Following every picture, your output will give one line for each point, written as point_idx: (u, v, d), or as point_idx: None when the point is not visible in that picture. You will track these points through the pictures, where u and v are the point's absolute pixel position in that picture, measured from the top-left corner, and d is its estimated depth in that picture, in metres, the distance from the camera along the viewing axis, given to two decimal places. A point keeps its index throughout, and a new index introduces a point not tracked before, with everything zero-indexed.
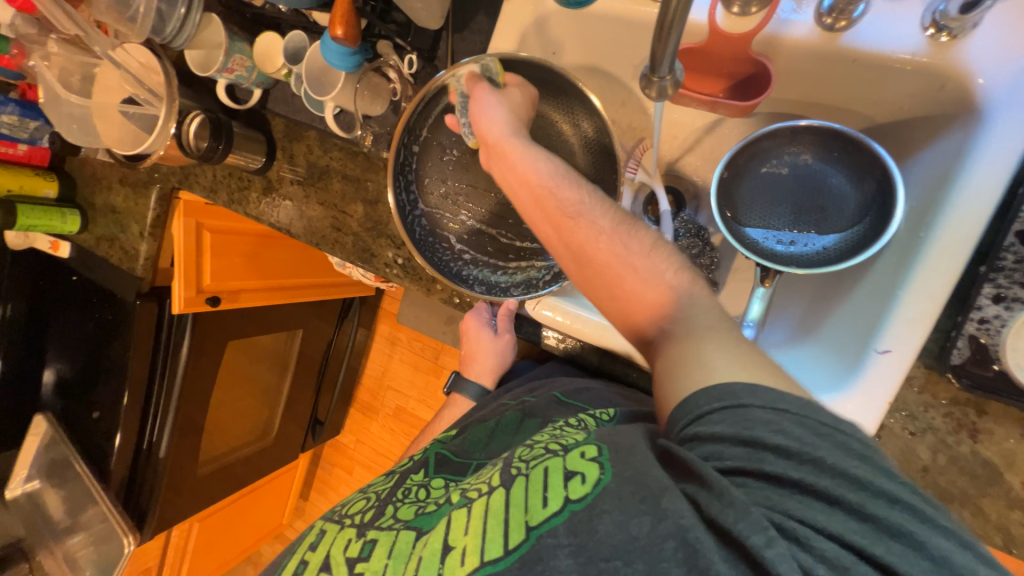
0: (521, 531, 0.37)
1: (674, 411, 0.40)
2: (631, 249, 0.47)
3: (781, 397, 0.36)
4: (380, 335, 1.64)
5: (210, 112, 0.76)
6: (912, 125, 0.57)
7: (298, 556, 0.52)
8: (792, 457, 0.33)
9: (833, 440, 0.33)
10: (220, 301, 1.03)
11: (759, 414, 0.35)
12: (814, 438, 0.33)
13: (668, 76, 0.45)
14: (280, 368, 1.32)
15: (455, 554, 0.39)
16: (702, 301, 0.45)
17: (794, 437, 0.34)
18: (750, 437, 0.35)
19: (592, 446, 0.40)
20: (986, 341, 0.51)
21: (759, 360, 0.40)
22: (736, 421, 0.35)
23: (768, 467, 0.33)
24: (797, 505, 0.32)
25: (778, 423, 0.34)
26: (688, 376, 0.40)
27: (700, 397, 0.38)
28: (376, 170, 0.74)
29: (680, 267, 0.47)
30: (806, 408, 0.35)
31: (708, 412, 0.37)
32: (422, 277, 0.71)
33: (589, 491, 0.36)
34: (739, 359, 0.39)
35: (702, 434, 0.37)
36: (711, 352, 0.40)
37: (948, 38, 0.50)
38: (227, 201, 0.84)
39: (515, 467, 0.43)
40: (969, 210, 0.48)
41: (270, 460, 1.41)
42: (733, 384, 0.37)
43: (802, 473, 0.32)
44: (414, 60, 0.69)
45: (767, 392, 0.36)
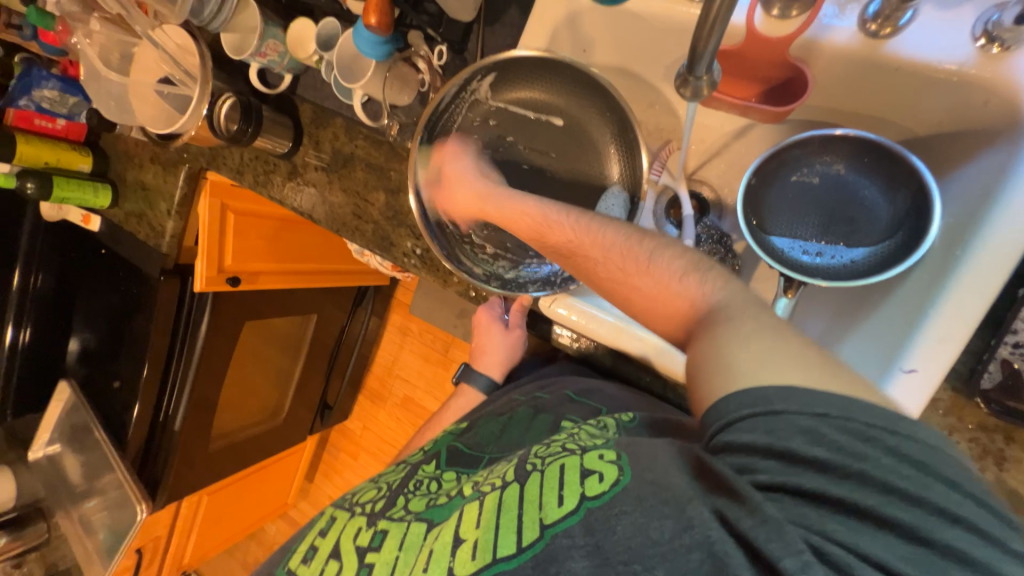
0: (536, 529, 0.38)
1: (706, 415, 0.37)
2: (630, 259, 0.47)
3: (820, 399, 0.33)
4: (392, 324, 1.66)
5: (241, 95, 0.77)
6: (950, 141, 0.54)
7: (310, 537, 0.55)
8: (833, 471, 0.31)
9: (878, 444, 0.31)
10: (240, 282, 1.06)
11: (796, 422, 0.33)
12: (858, 446, 0.31)
13: (704, 77, 0.45)
14: (292, 351, 1.34)
15: (466, 548, 0.40)
16: (720, 289, 0.43)
17: (836, 448, 0.31)
18: (785, 448, 0.32)
19: (612, 450, 0.40)
20: (1021, 367, 0.48)
21: (799, 354, 0.36)
22: (769, 431, 0.33)
23: (805, 484, 0.31)
24: (839, 525, 0.30)
25: (818, 430, 0.32)
26: (718, 375, 0.37)
27: (732, 400, 0.35)
28: (400, 159, 0.74)
29: (687, 266, 0.45)
30: (849, 407, 0.32)
31: (739, 418, 0.35)
32: (439, 268, 0.72)
33: (607, 489, 0.36)
34: (775, 357, 0.36)
35: (732, 442, 0.34)
36: (736, 350, 0.38)
37: (1000, 49, 0.48)
38: (253, 183, 0.86)
39: (531, 463, 0.44)
40: (1007, 232, 0.47)
41: (277, 440, 1.43)
42: (766, 387, 0.35)
43: (843, 489, 0.31)
44: (443, 52, 0.70)
45: (804, 393, 0.33)
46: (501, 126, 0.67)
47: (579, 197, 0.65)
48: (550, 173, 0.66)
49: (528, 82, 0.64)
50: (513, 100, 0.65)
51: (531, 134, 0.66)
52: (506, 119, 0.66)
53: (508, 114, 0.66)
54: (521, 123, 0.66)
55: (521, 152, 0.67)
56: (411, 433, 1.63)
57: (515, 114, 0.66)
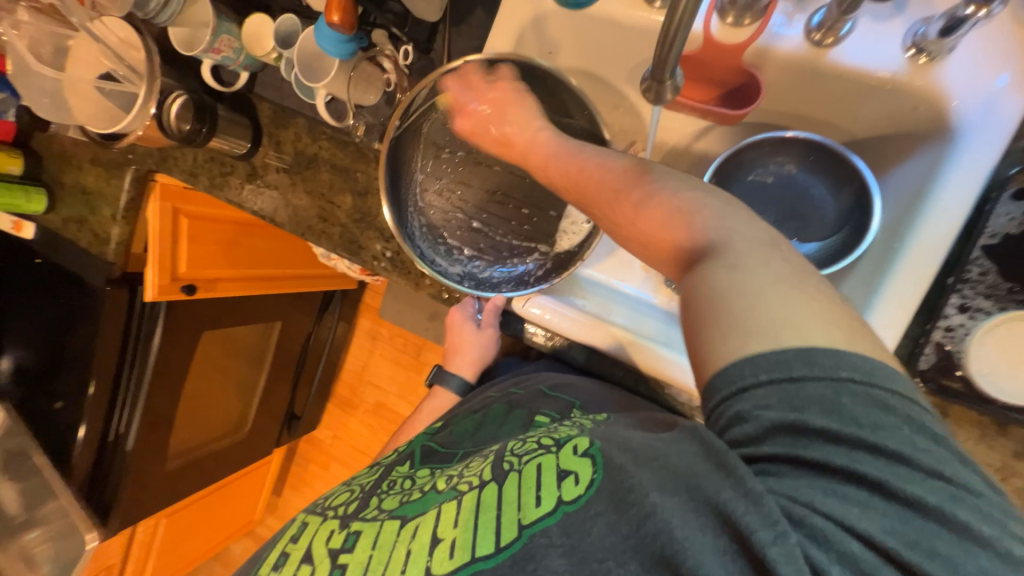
0: (513, 529, 0.39)
1: (713, 378, 0.35)
2: (623, 209, 0.45)
3: (846, 363, 0.31)
4: (361, 329, 1.62)
5: (192, 93, 0.74)
6: (888, 143, 0.59)
7: (279, 548, 0.52)
8: (841, 442, 0.31)
9: (897, 416, 0.31)
10: (196, 290, 1.00)
11: (811, 390, 0.31)
12: (873, 416, 0.31)
13: (668, 82, 0.46)
14: (255, 360, 1.27)
15: (444, 547, 0.41)
16: (720, 225, 0.39)
17: (851, 418, 0.31)
18: (794, 417, 0.32)
19: (585, 441, 0.41)
20: (952, 348, 0.52)
21: (821, 311, 0.33)
22: (783, 399, 0.32)
23: (812, 454, 0.31)
24: (830, 494, 0.30)
25: (834, 399, 0.31)
26: (720, 336, 0.34)
27: (746, 363, 0.33)
28: (366, 161, 0.73)
29: (707, 196, 0.41)
30: (874, 375, 0.31)
31: (754, 385, 0.32)
32: (410, 271, 0.71)
33: (583, 492, 0.37)
34: (780, 313, 0.33)
35: (742, 411, 0.33)
36: (741, 311, 0.34)
37: (927, 59, 0.53)
38: (208, 185, 0.81)
39: (507, 461, 0.44)
40: (938, 224, 0.51)
41: (241, 454, 1.36)
42: (783, 352, 0.32)
43: (847, 460, 0.30)
44: (410, 51, 0.68)
45: (828, 357, 0.31)
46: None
47: (547, 199, 0.66)
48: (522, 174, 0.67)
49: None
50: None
51: None
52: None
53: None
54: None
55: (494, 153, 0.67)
56: (384, 439, 1.60)
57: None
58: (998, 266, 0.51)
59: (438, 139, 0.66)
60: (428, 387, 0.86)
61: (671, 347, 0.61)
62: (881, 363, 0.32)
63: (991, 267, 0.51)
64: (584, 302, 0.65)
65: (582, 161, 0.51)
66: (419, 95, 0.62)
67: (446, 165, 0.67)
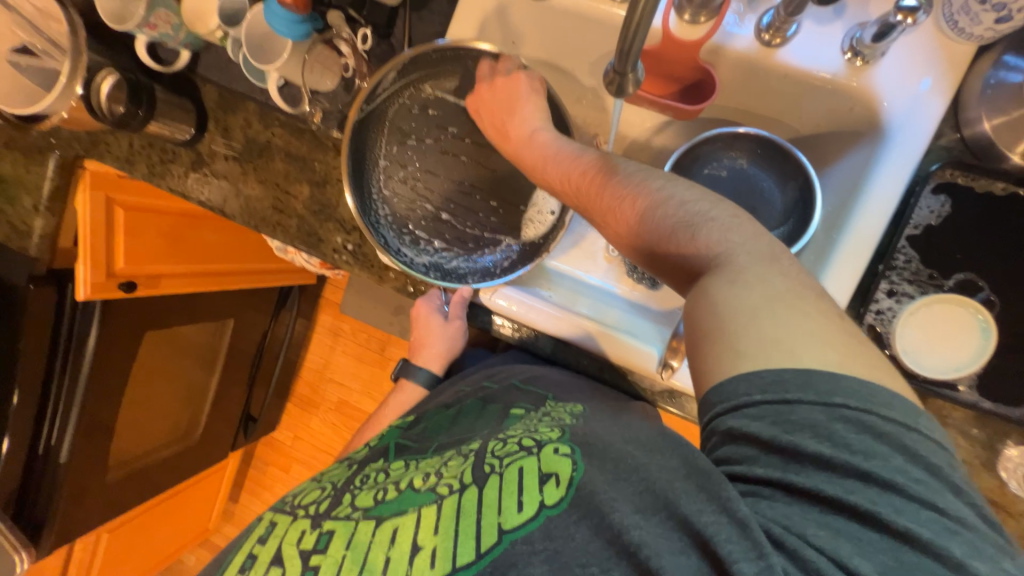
0: (494, 534, 0.40)
1: (709, 394, 0.38)
2: (624, 218, 0.49)
3: (838, 391, 0.34)
4: (321, 325, 1.57)
5: (126, 72, 0.69)
6: (830, 140, 0.63)
7: (248, 546, 0.51)
8: (832, 468, 0.33)
9: (886, 445, 0.33)
10: (136, 288, 0.93)
11: (807, 415, 0.34)
12: (865, 446, 0.33)
13: (629, 74, 0.47)
14: (207, 361, 1.20)
15: (424, 556, 0.42)
16: (721, 237, 0.42)
17: (842, 445, 0.33)
18: (789, 442, 0.34)
19: (566, 445, 0.44)
20: (881, 330, 0.56)
21: (820, 334, 0.36)
22: (778, 422, 0.34)
23: (801, 477, 0.34)
24: (815, 520, 0.33)
25: (826, 426, 0.34)
26: (721, 351, 0.38)
27: (745, 382, 0.36)
28: (325, 150, 0.70)
29: (713, 213, 0.44)
30: (869, 406, 0.34)
31: (748, 405, 0.35)
32: (374, 264, 0.69)
33: (565, 494, 0.39)
34: (778, 333, 0.36)
35: (737, 431, 0.35)
36: (742, 332, 0.37)
37: (862, 62, 0.57)
38: (146, 173, 0.75)
39: (488, 463, 0.46)
40: (874, 212, 0.55)
41: (192, 461, 1.29)
42: (783, 371, 0.35)
43: (835, 485, 0.33)
44: (368, 35, 0.66)
45: (821, 384, 0.34)
46: (441, 117, 0.66)
47: (511, 191, 0.66)
48: (488, 166, 0.67)
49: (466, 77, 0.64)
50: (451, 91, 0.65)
51: (462, 125, 0.66)
52: (443, 110, 0.65)
53: (446, 105, 0.65)
54: (458, 114, 0.66)
55: (462, 142, 0.66)
56: (348, 438, 1.56)
57: (453, 105, 0.65)
58: (920, 255, 0.56)
59: (404, 126, 0.64)
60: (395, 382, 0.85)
61: (638, 337, 0.62)
62: (877, 392, 0.34)
63: (914, 255, 0.56)
64: (551, 296, 0.67)
65: (577, 153, 0.55)
66: (385, 78, 0.61)
67: (412, 152, 0.65)
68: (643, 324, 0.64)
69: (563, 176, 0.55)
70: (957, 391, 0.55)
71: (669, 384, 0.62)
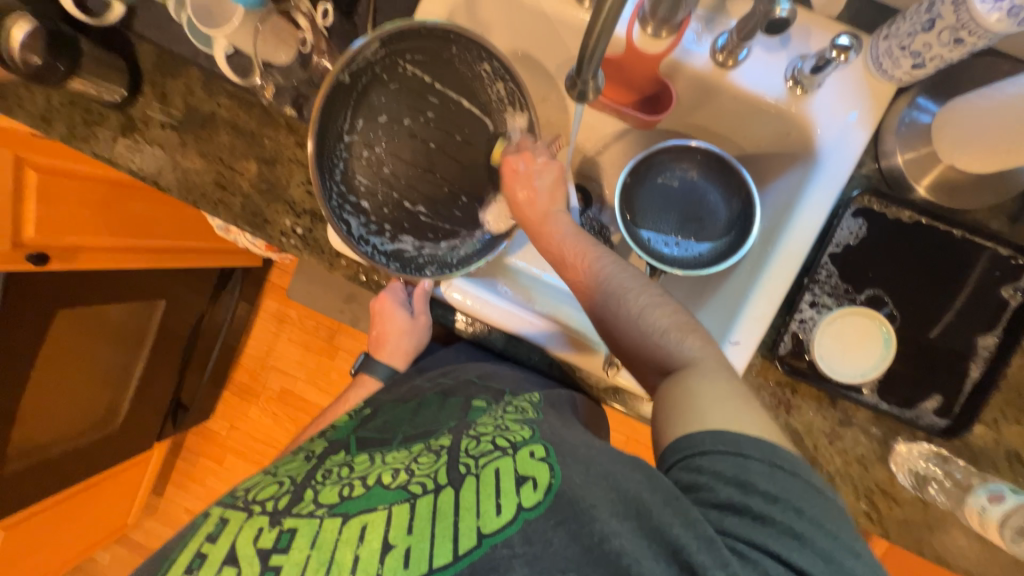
0: (473, 537, 0.39)
1: (672, 443, 0.43)
2: (623, 307, 0.53)
3: (776, 451, 0.40)
4: (266, 310, 1.49)
5: (45, 19, 0.61)
6: (771, 158, 0.68)
7: (193, 548, 0.44)
8: (777, 501, 0.37)
9: (815, 491, 0.38)
10: (50, 261, 0.84)
11: (754, 462, 0.39)
12: (802, 490, 0.38)
13: (590, 82, 0.48)
14: (134, 344, 1.10)
15: (396, 555, 0.39)
16: (698, 348, 0.48)
17: (783, 487, 0.38)
18: (745, 479, 0.38)
19: (541, 447, 0.44)
20: (803, 337, 0.62)
21: (760, 416, 0.43)
22: (735, 465, 0.39)
23: (755, 510, 0.37)
24: (769, 537, 0.36)
25: (771, 472, 0.38)
26: (683, 417, 0.43)
27: (706, 435, 0.41)
28: (275, 126, 0.66)
29: (693, 330, 0.50)
30: (797, 465, 0.39)
31: (710, 450, 0.40)
32: (324, 250, 0.66)
33: (543, 498, 0.39)
34: (738, 409, 0.42)
35: (702, 467, 0.40)
36: (704, 399, 0.43)
37: (802, 91, 0.61)
38: (67, 135, 0.68)
39: (463, 463, 0.44)
40: (802, 228, 0.60)
41: (112, 450, 1.19)
42: (737, 433, 0.40)
43: (783, 515, 0.37)
44: (330, 11, 0.62)
45: (765, 443, 0.40)
46: (417, 96, 0.62)
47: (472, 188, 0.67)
48: (455, 155, 0.65)
49: (443, 59, 0.61)
50: (429, 71, 0.62)
51: (440, 114, 0.64)
52: (413, 89, 0.62)
53: (418, 84, 0.62)
54: (429, 96, 0.63)
55: (434, 130, 0.64)
56: (290, 429, 1.49)
57: (423, 83, 0.62)
58: (838, 270, 0.62)
59: (375, 102, 0.61)
60: (353, 376, 0.80)
61: (591, 334, 0.65)
62: (800, 458, 0.41)
63: (834, 271, 0.62)
64: (506, 292, 0.67)
65: (556, 212, 0.62)
66: (369, 47, 0.57)
67: (379, 132, 0.62)
68: (583, 330, 0.65)
69: (545, 226, 0.61)
70: (861, 393, 0.62)
71: (615, 381, 0.64)
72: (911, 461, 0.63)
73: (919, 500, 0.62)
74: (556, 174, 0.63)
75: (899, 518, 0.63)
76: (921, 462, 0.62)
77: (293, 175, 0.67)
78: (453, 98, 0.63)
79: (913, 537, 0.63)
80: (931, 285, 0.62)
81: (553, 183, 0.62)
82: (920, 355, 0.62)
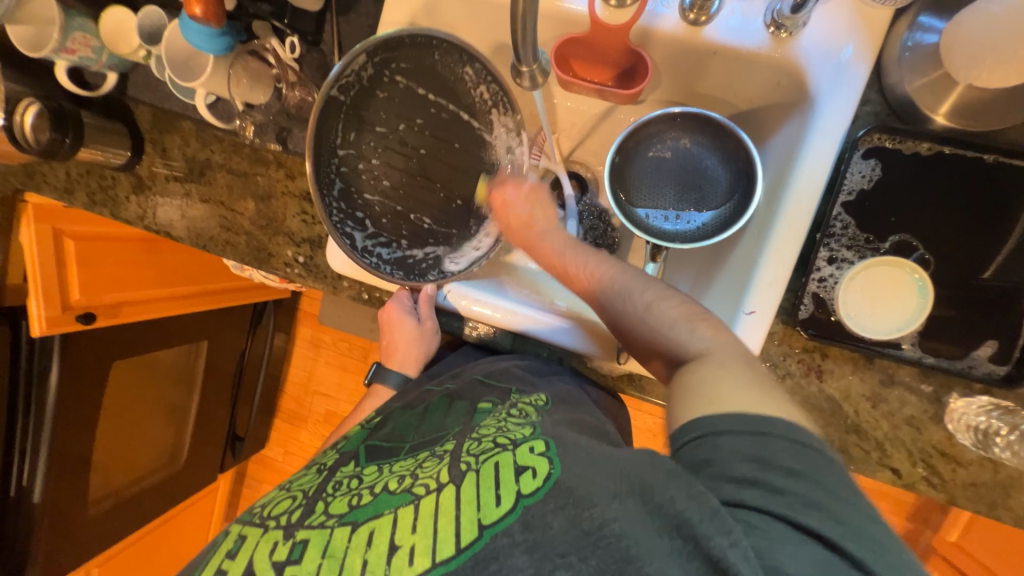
0: (474, 530, 0.38)
1: (688, 424, 0.39)
2: (629, 308, 0.50)
3: (797, 428, 0.37)
4: (301, 338, 1.56)
5: (48, 100, 0.66)
6: (767, 112, 0.63)
7: (215, 563, 0.46)
8: (798, 473, 0.34)
9: (835, 466, 0.35)
10: (96, 318, 0.91)
11: (775, 438, 0.36)
12: (825, 463, 0.35)
13: (534, 65, 0.49)
14: (186, 385, 1.18)
15: (403, 555, 0.39)
16: (709, 337, 0.45)
17: (804, 460, 0.35)
18: (764, 454, 0.35)
19: (541, 442, 0.43)
20: (825, 296, 0.58)
21: (777, 395, 0.39)
22: (754, 443, 0.36)
23: (774, 483, 0.34)
24: (789, 508, 0.33)
25: (792, 447, 0.35)
26: (697, 401, 0.40)
27: (723, 418, 0.38)
28: (266, 162, 0.69)
29: (706, 319, 0.47)
30: (817, 439, 0.36)
31: (730, 431, 0.37)
32: (326, 275, 0.68)
33: (541, 485, 0.38)
34: (758, 389, 0.39)
35: (720, 447, 0.37)
36: (724, 380, 0.40)
37: (786, 34, 0.56)
38: (88, 202, 0.73)
39: (464, 462, 0.44)
40: (812, 168, 0.55)
41: (182, 486, 1.28)
42: (758, 413, 0.37)
43: (801, 487, 0.34)
44: (296, 43, 0.65)
45: (785, 422, 0.37)
46: (405, 106, 0.62)
47: (468, 191, 0.66)
48: (447, 160, 0.65)
49: (427, 67, 0.60)
50: (418, 80, 0.61)
51: (430, 122, 0.64)
52: (406, 100, 0.62)
53: (412, 96, 0.62)
54: (424, 106, 0.63)
55: (425, 137, 0.64)
56: None
57: (417, 94, 0.62)
58: (855, 219, 0.57)
59: (371, 116, 0.61)
60: (368, 386, 0.80)
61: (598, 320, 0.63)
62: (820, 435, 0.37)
63: (850, 221, 0.57)
64: (514, 293, 0.67)
65: (547, 226, 0.60)
66: (356, 60, 0.56)
67: (373, 142, 0.62)
68: (597, 320, 0.63)
69: (540, 242, 0.59)
70: (900, 349, 0.57)
71: (628, 367, 0.62)
72: (969, 416, 0.57)
73: (985, 459, 0.57)
74: (540, 190, 0.63)
75: (965, 480, 0.57)
76: (981, 417, 0.56)
77: (288, 208, 0.69)
78: (443, 107, 0.63)
79: (986, 500, 0.57)
80: (966, 221, 0.55)
81: (539, 197, 0.62)
82: (966, 300, 0.56)
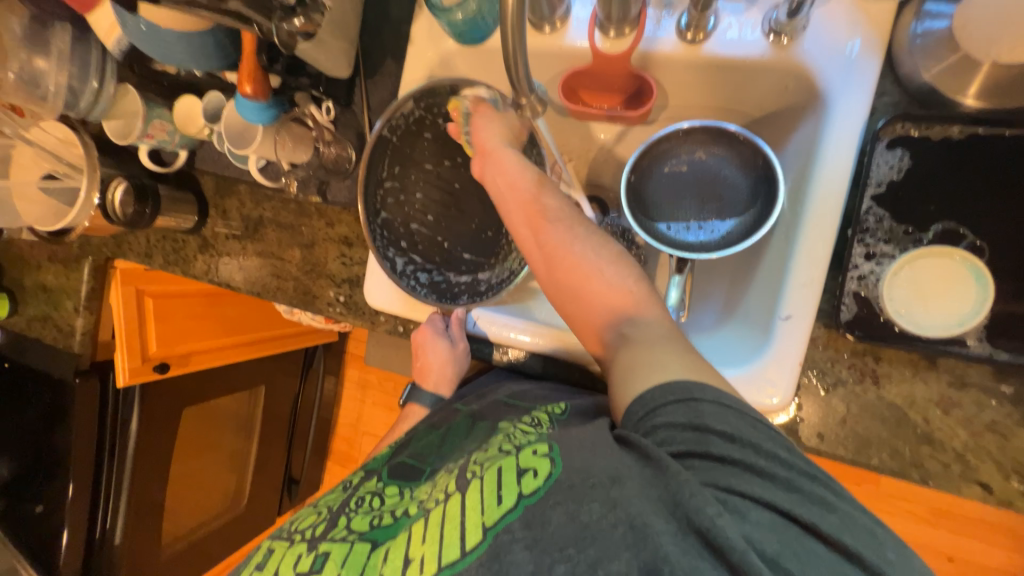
0: (478, 531, 0.39)
1: (632, 407, 0.44)
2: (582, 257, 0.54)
3: (722, 393, 0.41)
4: (349, 380, 1.62)
5: (133, 178, 0.78)
6: (782, 116, 0.63)
7: (245, 573, 0.48)
8: (734, 440, 0.39)
9: (765, 431, 0.40)
10: (170, 367, 1.01)
11: (707, 407, 0.40)
12: (751, 426, 0.39)
13: (532, 96, 0.51)
14: (245, 429, 1.27)
15: (414, 565, 0.40)
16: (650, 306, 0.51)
17: (737, 427, 0.39)
18: (701, 424, 0.40)
19: (544, 444, 0.43)
20: (867, 294, 0.54)
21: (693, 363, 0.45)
22: (687, 411, 0.40)
23: (713, 449, 0.38)
24: (730, 473, 0.37)
25: (722, 414, 0.40)
26: (639, 378, 0.45)
27: (654, 392, 0.43)
28: (309, 214, 0.76)
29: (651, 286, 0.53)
30: (742, 404, 0.41)
31: (663, 404, 0.42)
32: (364, 311, 0.73)
33: (542, 484, 0.39)
34: (691, 361, 0.45)
35: (658, 423, 0.41)
36: (666, 356, 0.45)
37: (787, 39, 0.57)
38: (163, 264, 0.84)
39: (471, 470, 0.45)
40: (835, 162, 0.54)
41: (245, 529, 1.32)
42: (687, 380, 0.42)
43: (742, 453, 0.38)
44: (331, 108, 0.73)
45: (714, 389, 0.42)
46: (446, 146, 0.68)
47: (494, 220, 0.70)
48: (476, 194, 0.70)
49: None
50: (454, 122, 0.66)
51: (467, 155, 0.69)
52: (446, 140, 0.68)
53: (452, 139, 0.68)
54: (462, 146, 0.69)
55: (460, 172, 0.69)
56: None
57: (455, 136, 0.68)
58: (890, 212, 0.54)
59: (418, 158, 0.66)
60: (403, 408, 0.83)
61: None
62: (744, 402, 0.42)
63: (884, 214, 0.54)
64: (544, 317, 0.68)
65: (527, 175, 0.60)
66: (405, 106, 0.61)
67: (416, 176, 0.67)
68: None
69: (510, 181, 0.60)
70: (965, 346, 0.51)
71: None
72: None
73: None
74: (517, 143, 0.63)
75: None
76: None
77: (329, 253, 0.75)
78: None
79: None
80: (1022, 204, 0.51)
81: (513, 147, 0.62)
82: None
